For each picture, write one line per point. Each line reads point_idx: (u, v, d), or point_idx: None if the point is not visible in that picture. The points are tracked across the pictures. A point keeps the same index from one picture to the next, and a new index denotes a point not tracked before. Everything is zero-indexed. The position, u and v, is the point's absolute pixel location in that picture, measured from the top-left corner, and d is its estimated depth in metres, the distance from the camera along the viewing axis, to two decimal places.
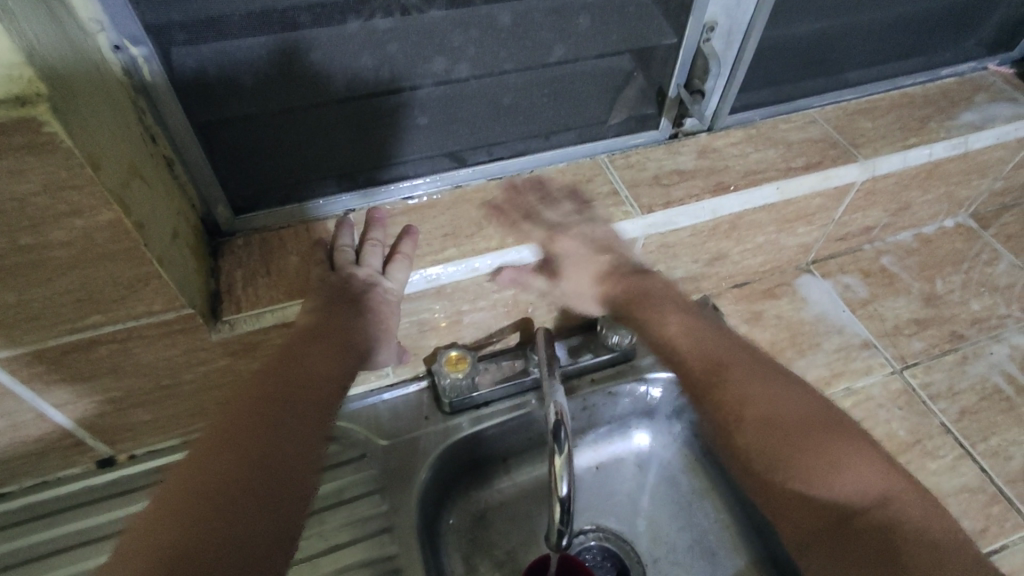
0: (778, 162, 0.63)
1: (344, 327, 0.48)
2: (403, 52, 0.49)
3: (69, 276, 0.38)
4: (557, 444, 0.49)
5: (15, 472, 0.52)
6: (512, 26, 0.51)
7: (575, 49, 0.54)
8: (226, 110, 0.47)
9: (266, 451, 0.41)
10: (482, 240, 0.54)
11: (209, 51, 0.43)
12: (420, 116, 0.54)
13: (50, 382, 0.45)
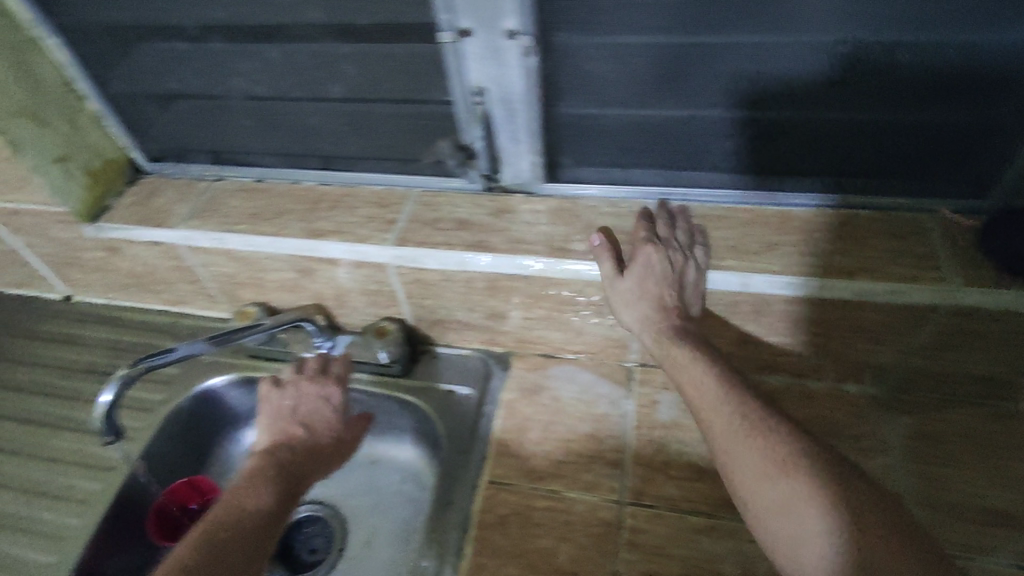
0: (556, 240, 0.62)
1: None
2: (206, 68, 0.64)
3: None
4: (133, 362, 0.55)
5: (24, 279, 0.86)
6: (281, 60, 0.61)
7: (350, 89, 0.62)
8: (130, 87, 0.70)
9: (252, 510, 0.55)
10: (268, 225, 0.68)
11: (119, 68, 0.67)
12: (245, 119, 0.69)
13: (15, 229, 0.75)
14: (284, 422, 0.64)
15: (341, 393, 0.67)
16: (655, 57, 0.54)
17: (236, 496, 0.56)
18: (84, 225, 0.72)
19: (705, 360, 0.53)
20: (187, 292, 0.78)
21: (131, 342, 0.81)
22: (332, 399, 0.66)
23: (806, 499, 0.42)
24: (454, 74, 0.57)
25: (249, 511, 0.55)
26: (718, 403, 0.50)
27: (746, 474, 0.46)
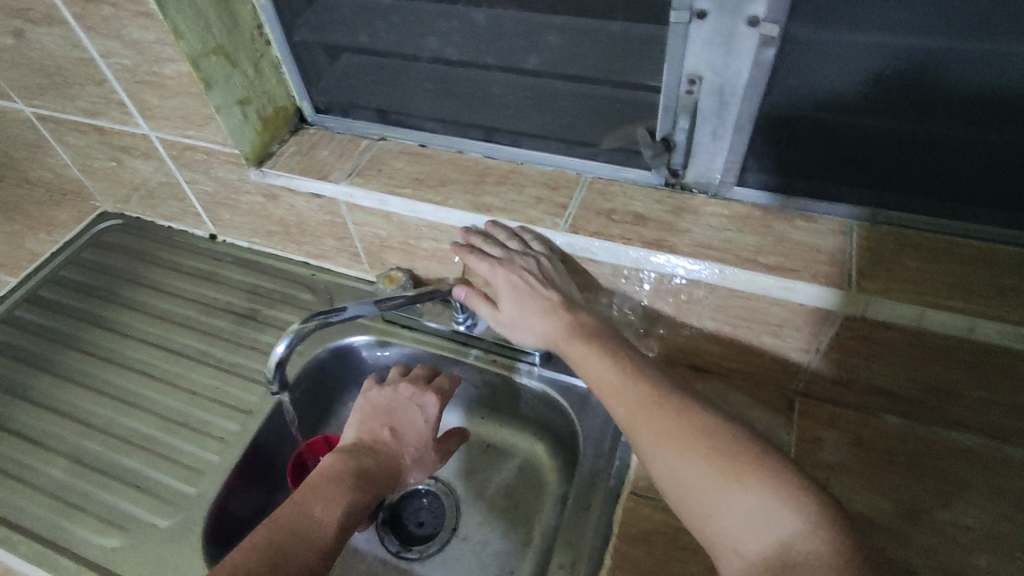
0: (745, 249, 0.57)
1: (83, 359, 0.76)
2: (404, 28, 0.65)
3: (176, 99, 0.66)
4: (306, 317, 0.54)
5: (174, 214, 0.88)
6: (486, 25, 0.60)
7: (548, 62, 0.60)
8: (317, 37, 0.69)
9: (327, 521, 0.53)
10: (432, 192, 0.66)
11: (316, 17, 0.68)
12: (426, 83, 0.69)
13: (181, 165, 0.77)
14: (376, 421, 0.64)
15: (436, 408, 0.65)
16: (893, 58, 0.49)
17: (309, 500, 0.54)
18: (252, 168, 0.72)
19: (604, 350, 0.54)
20: (333, 249, 0.78)
21: (268, 289, 0.82)
22: (426, 409, 0.65)
23: (733, 492, 0.42)
24: (671, 58, 0.53)
25: (316, 517, 0.52)
26: (625, 383, 0.51)
27: (645, 444, 0.47)
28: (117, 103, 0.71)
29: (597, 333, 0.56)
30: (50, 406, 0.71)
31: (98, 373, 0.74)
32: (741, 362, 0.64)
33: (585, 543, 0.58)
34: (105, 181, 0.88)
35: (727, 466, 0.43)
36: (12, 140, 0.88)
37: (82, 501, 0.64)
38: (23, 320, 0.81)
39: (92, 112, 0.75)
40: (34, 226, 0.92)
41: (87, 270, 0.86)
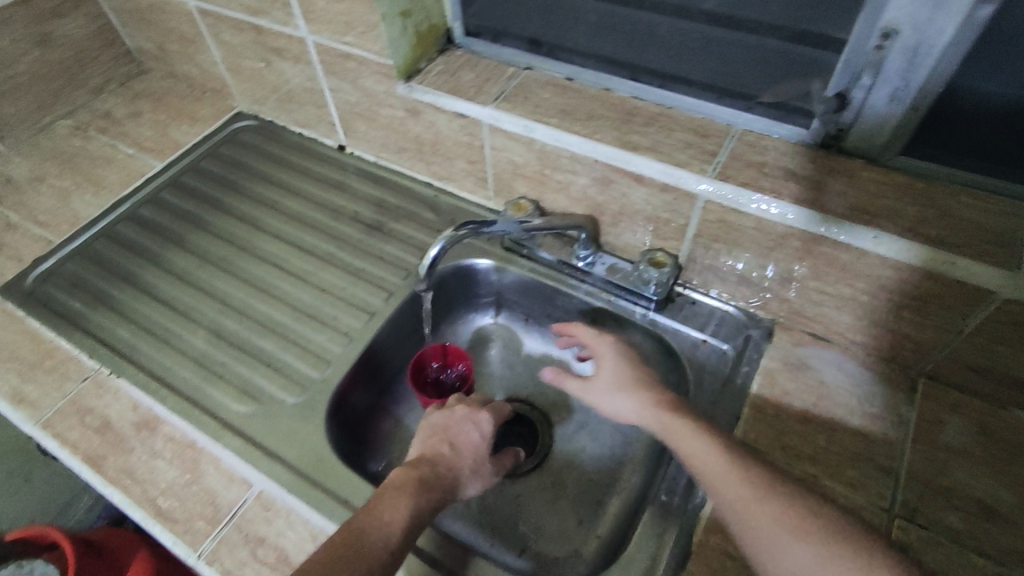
0: (904, 218, 0.55)
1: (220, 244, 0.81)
2: None
3: (344, 3, 0.69)
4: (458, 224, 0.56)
5: (308, 121, 0.92)
6: None
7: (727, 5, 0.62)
8: None
9: (392, 530, 0.46)
10: (579, 125, 0.67)
11: None
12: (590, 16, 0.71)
13: (329, 71, 0.79)
14: (435, 437, 0.58)
15: (490, 424, 0.61)
16: None
17: (377, 505, 0.48)
18: (399, 83, 0.74)
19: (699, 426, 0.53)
20: (462, 172, 0.80)
21: (392, 203, 0.85)
22: (481, 425, 0.61)
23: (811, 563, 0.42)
24: (871, 8, 0.52)
25: (388, 524, 0.47)
26: (725, 468, 0.49)
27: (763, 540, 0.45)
28: (284, 3, 0.74)
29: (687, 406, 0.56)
30: (193, 282, 0.77)
31: (236, 259, 0.80)
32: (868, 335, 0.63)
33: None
34: (248, 81, 0.92)
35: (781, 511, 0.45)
36: (169, 32, 0.93)
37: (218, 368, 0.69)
38: (168, 201, 0.86)
39: (256, 10, 0.78)
40: (177, 117, 0.97)
41: (226, 165, 0.91)
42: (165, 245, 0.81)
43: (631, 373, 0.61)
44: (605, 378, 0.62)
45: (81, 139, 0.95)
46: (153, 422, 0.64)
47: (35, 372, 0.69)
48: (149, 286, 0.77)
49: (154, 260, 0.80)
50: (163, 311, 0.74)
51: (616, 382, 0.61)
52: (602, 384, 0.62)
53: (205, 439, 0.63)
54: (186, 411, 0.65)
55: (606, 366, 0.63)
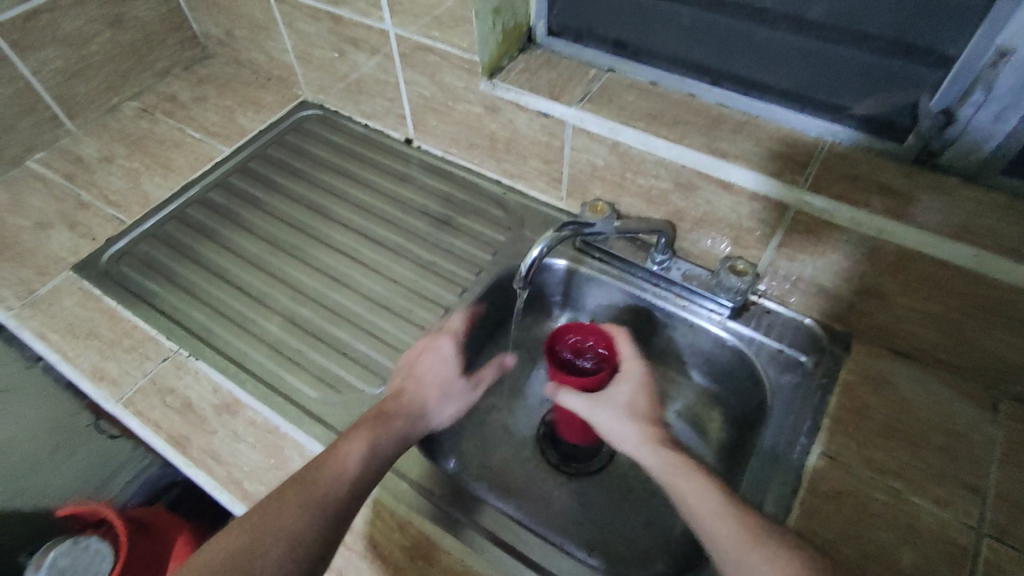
0: (1006, 238, 0.55)
1: (291, 232, 0.82)
2: None
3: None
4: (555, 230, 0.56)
5: (376, 114, 0.92)
6: None
7: (837, 15, 0.60)
8: None
9: (273, 515, 0.48)
10: (666, 129, 0.67)
11: None
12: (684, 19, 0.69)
13: (408, 65, 0.80)
14: (400, 376, 0.65)
15: (451, 347, 0.68)
16: None
17: (328, 454, 0.53)
18: (483, 79, 0.74)
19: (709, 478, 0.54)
20: (535, 170, 0.80)
21: (461, 199, 0.85)
22: (442, 350, 0.68)
23: None
24: (990, 23, 0.52)
25: (342, 467, 0.52)
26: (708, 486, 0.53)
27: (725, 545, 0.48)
28: None
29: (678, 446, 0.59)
30: (266, 269, 0.78)
31: (309, 247, 0.80)
32: (951, 351, 0.63)
33: (771, 490, 0.58)
34: (317, 71, 0.92)
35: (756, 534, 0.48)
36: (239, 19, 0.93)
37: (295, 355, 0.70)
38: (239, 187, 0.87)
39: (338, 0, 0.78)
40: (242, 103, 0.98)
41: (293, 154, 0.92)
42: (238, 230, 0.82)
43: (642, 406, 0.63)
44: (618, 403, 0.64)
45: (147, 122, 0.96)
46: (234, 405, 0.65)
47: (113, 350, 0.69)
48: (221, 270, 0.77)
49: (228, 244, 0.80)
50: (238, 296, 0.75)
51: (631, 406, 0.63)
52: (615, 404, 0.64)
53: (287, 425, 0.63)
54: (267, 396, 0.65)
55: (624, 386, 0.65)
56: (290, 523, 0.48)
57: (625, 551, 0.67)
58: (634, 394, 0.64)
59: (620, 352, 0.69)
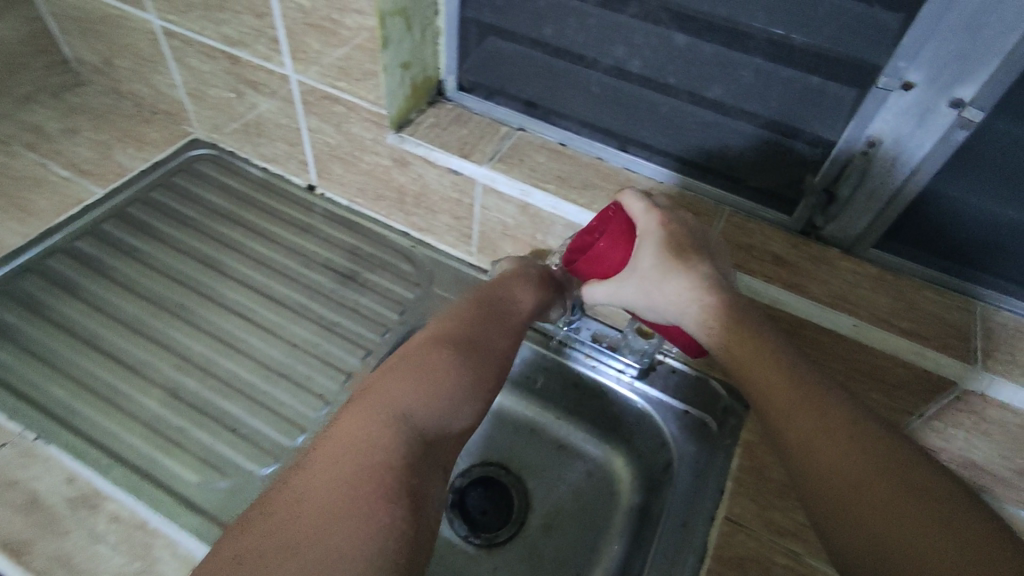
0: (880, 309, 0.60)
1: (174, 289, 0.74)
2: (590, 36, 0.66)
3: (343, 50, 0.66)
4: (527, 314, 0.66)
5: (276, 158, 0.86)
6: (683, 49, 0.62)
7: (732, 96, 0.63)
8: (488, 18, 0.70)
9: (470, 334, 0.57)
10: (576, 193, 0.67)
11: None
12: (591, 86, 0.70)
13: (311, 112, 0.76)
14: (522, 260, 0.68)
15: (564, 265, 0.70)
16: None
17: (506, 289, 0.63)
18: (391, 132, 0.72)
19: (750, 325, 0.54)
20: (445, 225, 0.78)
21: (366, 252, 0.81)
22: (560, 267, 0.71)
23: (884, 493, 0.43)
24: (861, 118, 0.57)
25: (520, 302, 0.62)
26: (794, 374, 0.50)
27: (820, 444, 0.46)
28: (271, 38, 0.70)
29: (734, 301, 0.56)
30: (143, 331, 0.70)
31: (195, 305, 0.73)
32: None
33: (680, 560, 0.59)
34: (210, 109, 0.86)
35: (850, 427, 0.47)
36: (121, 48, 0.85)
37: (173, 432, 0.62)
38: (114, 236, 0.78)
39: (235, 41, 0.73)
40: (122, 139, 0.89)
41: (180, 198, 0.84)
42: (112, 286, 0.73)
43: (680, 260, 0.57)
44: (641, 277, 0.57)
45: (4, 155, 0.84)
46: (94, 498, 0.56)
47: None
48: (88, 333, 0.68)
49: (97, 302, 0.71)
50: (107, 362, 0.66)
51: (657, 268, 0.57)
52: (643, 274, 0.58)
53: (157, 517, 0.56)
54: (136, 485, 0.57)
55: (646, 251, 0.58)
56: (482, 349, 0.56)
57: None
58: (655, 254, 0.57)
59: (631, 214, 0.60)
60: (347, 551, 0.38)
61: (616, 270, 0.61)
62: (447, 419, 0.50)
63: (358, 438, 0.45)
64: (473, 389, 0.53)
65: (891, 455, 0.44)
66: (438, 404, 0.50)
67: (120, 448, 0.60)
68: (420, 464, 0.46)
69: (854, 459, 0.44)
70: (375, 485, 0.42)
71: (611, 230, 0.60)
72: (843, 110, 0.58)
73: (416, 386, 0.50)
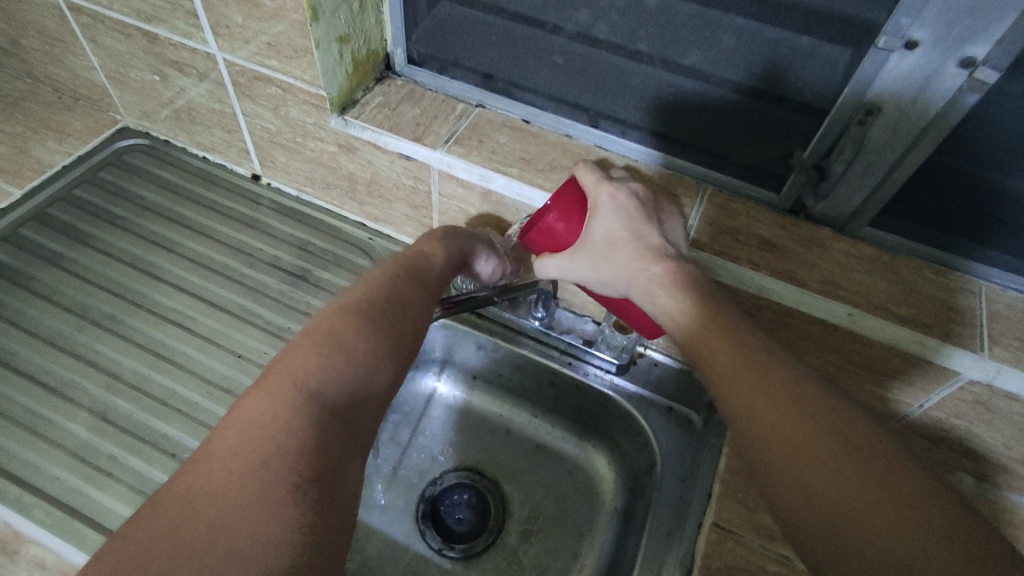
0: (877, 296, 0.55)
1: (104, 300, 0.68)
2: None
3: (270, 24, 0.58)
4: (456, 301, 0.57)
5: (214, 146, 0.78)
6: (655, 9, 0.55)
7: (711, 61, 0.56)
8: None
9: (386, 293, 0.49)
10: (541, 176, 0.61)
11: None
12: (554, 55, 0.62)
13: (244, 95, 0.68)
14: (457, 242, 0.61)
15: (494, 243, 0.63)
16: None
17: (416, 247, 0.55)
18: (334, 115, 0.64)
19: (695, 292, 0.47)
20: (402, 213, 0.71)
21: (318, 246, 0.74)
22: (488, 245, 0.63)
23: (838, 473, 0.35)
24: (856, 83, 0.50)
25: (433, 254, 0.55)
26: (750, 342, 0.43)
27: (773, 420, 0.39)
28: (188, 12, 0.61)
29: (685, 270, 0.49)
30: (70, 348, 0.63)
31: (129, 316, 0.67)
32: None
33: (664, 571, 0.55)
34: (135, 94, 0.77)
35: (803, 393, 0.39)
36: (27, 28, 0.75)
37: (106, 462, 0.57)
38: (34, 242, 0.71)
39: (149, 16, 0.64)
40: (40, 130, 0.80)
41: (108, 195, 0.77)
42: (33, 299, 0.66)
43: (632, 227, 0.50)
44: (593, 248, 0.50)
45: None
46: (13, 543, 0.51)
47: None
48: (9, 355, 0.62)
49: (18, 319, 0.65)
50: (31, 387, 0.60)
51: (609, 238, 0.51)
52: (595, 248, 0.51)
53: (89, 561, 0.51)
54: (62, 525, 0.52)
55: (598, 222, 0.51)
56: (399, 306, 0.48)
57: None
58: (607, 222, 0.51)
59: (585, 186, 0.53)
60: (250, 552, 0.32)
61: (569, 241, 0.53)
62: (364, 388, 0.43)
63: (255, 425, 0.36)
64: (390, 352, 0.46)
65: (859, 429, 0.37)
66: (349, 370, 0.42)
67: (46, 484, 0.55)
68: (335, 440, 0.39)
69: (813, 436, 0.37)
70: (280, 479, 0.35)
71: (559, 197, 0.52)
72: (835, 74, 0.52)
73: (326, 353, 0.42)
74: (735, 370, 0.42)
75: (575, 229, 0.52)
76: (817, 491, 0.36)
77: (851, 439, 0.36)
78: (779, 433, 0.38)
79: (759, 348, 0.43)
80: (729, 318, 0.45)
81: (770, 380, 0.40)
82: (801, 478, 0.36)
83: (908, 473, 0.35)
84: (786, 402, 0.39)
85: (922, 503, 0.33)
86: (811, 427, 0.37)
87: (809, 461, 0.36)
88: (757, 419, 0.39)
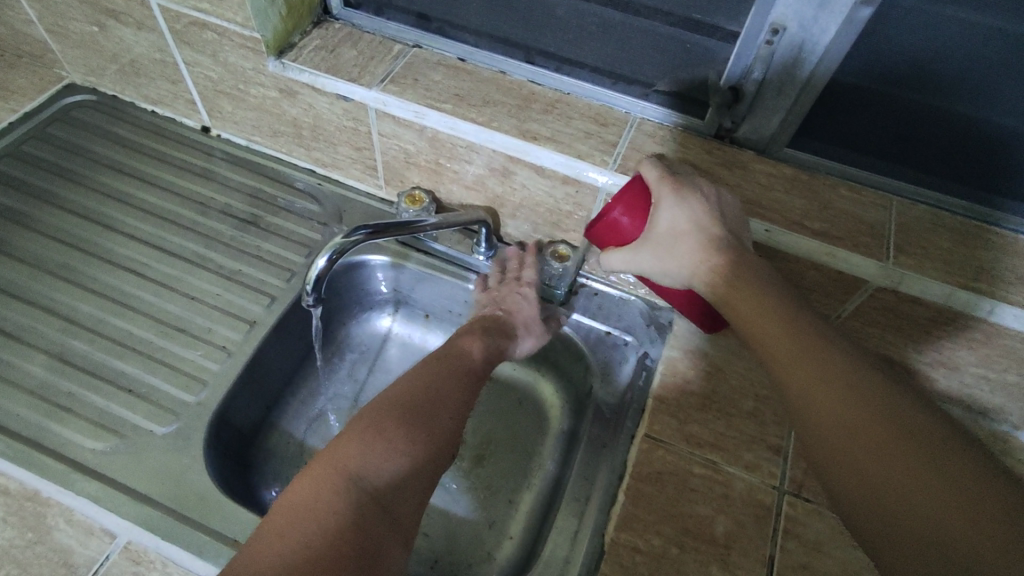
0: (791, 212, 0.57)
1: (56, 250, 0.69)
2: None
3: None
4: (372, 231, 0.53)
5: (161, 99, 0.79)
6: None
7: None
8: None
9: (424, 391, 0.55)
10: (474, 111, 0.62)
11: None
12: None
13: (182, 43, 0.68)
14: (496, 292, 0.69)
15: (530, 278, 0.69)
16: (979, 42, 0.49)
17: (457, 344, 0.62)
18: (270, 59, 0.65)
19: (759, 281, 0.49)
20: (348, 157, 0.73)
21: (269, 194, 0.76)
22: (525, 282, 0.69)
23: (894, 461, 0.38)
24: (761, 3, 0.52)
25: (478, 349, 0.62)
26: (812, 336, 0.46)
27: (831, 409, 0.42)
28: None
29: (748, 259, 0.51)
30: (25, 296, 0.65)
31: (82, 265, 0.68)
32: None
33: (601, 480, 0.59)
34: (78, 49, 0.77)
35: (863, 385, 0.42)
36: None
37: (64, 400, 0.59)
38: None
39: None
40: None
41: (58, 151, 0.77)
42: None
43: (697, 220, 0.52)
44: (658, 240, 0.53)
45: None
46: None
47: None
48: None
49: None
50: None
51: (673, 230, 0.53)
52: (661, 243, 0.53)
53: (51, 486, 0.54)
54: (25, 456, 0.55)
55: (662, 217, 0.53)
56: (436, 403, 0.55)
57: (468, 554, 0.65)
58: (672, 215, 0.53)
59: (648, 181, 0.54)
60: None
61: (633, 235, 0.56)
62: (404, 478, 0.49)
63: (297, 517, 0.44)
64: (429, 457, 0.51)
65: (915, 422, 0.40)
66: (386, 472, 0.48)
67: (7, 421, 0.57)
68: (370, 522, 0.46)
69: (870, 426, 0.40)
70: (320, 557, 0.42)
71: (625, 195, 0.55)
72: None
73: (374, 449, 0.49)
74: (797, 359, 0.45)
75: (640, 225, 0.55)
76: (873, 478, 0.39)
77: (901, 430, 0.39)
78: (840, 423, 0.41)
79: (820, 344, 0.45)
80: (790, 307, 0.48)
81: (828, 371, 0.43)
82: (857, 464, 0.40)
83: (960, 458, 0.37)
84: (848, 396, 0.42)
85: (971, 482, 0.36)
86: (870, 419, 0.40)
87: (867, 451, 0.39)
88: (817, 410, 0.43)
